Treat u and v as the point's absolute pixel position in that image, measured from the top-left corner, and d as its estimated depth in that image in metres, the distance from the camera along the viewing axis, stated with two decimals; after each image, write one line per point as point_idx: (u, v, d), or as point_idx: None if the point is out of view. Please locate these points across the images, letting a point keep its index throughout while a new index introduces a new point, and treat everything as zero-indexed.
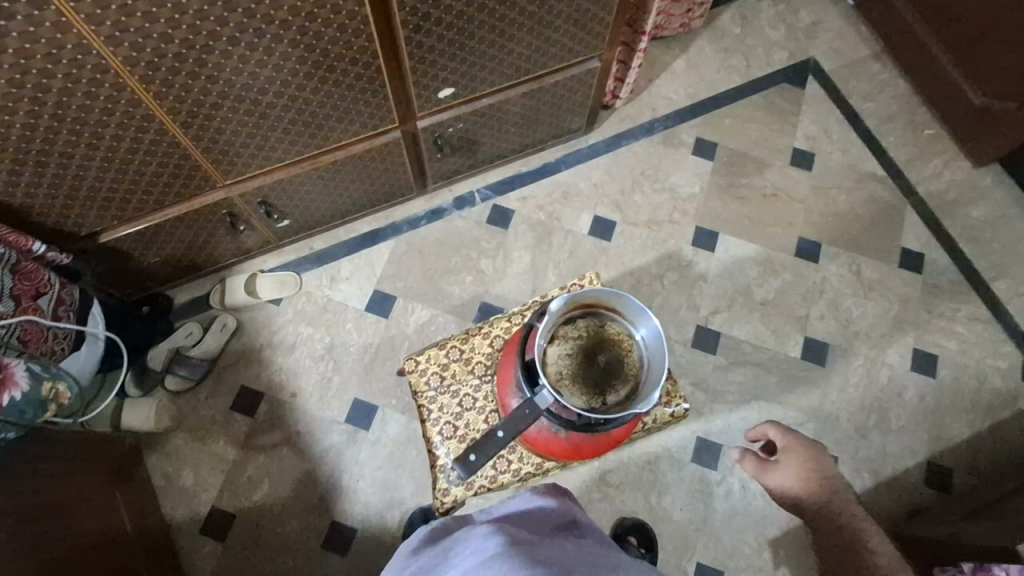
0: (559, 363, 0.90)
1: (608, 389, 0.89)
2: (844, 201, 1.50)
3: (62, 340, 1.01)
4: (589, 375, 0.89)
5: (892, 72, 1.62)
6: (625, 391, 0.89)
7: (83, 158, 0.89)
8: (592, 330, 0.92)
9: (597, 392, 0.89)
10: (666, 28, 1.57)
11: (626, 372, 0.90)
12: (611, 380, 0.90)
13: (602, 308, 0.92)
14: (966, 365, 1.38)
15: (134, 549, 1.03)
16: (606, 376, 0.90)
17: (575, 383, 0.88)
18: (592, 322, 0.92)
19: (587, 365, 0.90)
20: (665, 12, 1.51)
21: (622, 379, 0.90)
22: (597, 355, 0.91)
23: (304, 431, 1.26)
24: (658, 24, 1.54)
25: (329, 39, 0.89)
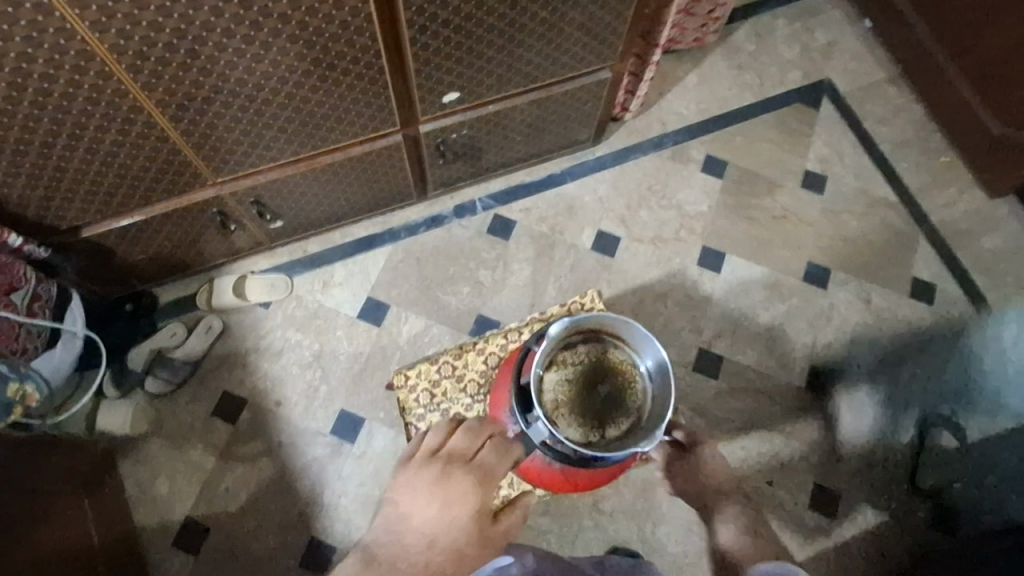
0: (556, 392, 0.86)
1: (608, 421, 0.85)
2: (855, 226, 1.46)
3: (35, 339, 0.96)
4: (587, 406, 0.86)
5: (908, 97, 1.58)
6: (626, 424, 0.85)
7: (66, 150, 0.85)
8: (593, 357, 0.88)
9: (596, 424, 0.85)
10: (678, 41, 1.53)
11: (629, 404, 0.86)
12: (612, 412, 0.86)
13: (606, 334, 0.88)
14: (976, 402, 1.33)
15: (101, 561, 0.98)
16: (605, 408, 0.86)
17: (573, 414, 0.85)
18: (594, 348, 0.88)
19: (586, 395, 0.86)
20: (678, 25, 1.47)
21: (623, 412, 0.86)
22: (597, 384, 0.87)
23: (287, 442, 1.21)
24: (670, 36, 1.50)
25: (330, 36, 0.84)
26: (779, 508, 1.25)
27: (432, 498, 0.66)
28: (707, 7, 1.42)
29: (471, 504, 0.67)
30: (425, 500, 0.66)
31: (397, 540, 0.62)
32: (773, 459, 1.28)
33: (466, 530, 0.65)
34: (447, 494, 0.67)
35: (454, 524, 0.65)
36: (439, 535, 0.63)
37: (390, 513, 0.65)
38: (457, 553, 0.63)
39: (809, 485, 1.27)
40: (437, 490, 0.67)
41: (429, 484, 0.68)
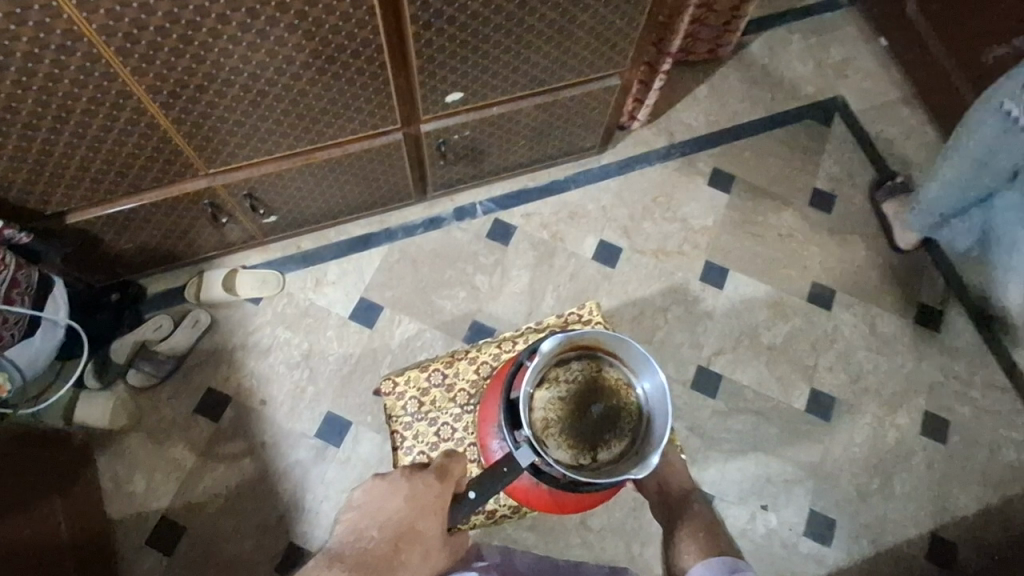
0: (547, 410, 0.83)
1: (599, 443, 0.82)
2: (862, 248, 1.43)
3: (12, 326, 0.93)
4: (579, 427, 0.82)
5: (921, 118, 1.55)
6: (619, 448, 0.82)
7: (51, 132, 0.82)
8: (587, 375, 0.84)
9: (587, 446, 0.82)
10: (691, 52, 1.50)
11: (623, 426, 0.83)
12: (604, 434, 0.82)
13: (602, 352, 0.84)
14: (979, 434, 1.30)
15: (69, 560, 0.95)
16: (598, 429, 0.82)
17: (563, 435, 0.82)
18: (589, 366, 0.85)
19: (578, 415, 0.83)
20: (691, 35, 1.44)
21: (617, 435, 0.83)
22: (590, 404, 0.83)
23: (270, 443, 1.18)
24: (683, 46, 1.47)
25: (331, 27, 0.81)
26: (773, 534, 1.21)
27: (398, 494, 0.62)
28: (722, 19, 1.39)
29: (436, 498, 0.64)
30: (390, 496, 0.61)
31: (362, 535, 0.56)
32: (769, 484, 1.24)
33: (432, 524, 0.60)
34: (411, 491, 0.63)
35: (420, 518, 0.60)
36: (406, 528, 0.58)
37: (354, 510, 0.59)
38: (424, 549, 0.58)
39: (805, 512, 1.23)
40: (403, 488, 0.63)
41: (395, 481, 0.63)
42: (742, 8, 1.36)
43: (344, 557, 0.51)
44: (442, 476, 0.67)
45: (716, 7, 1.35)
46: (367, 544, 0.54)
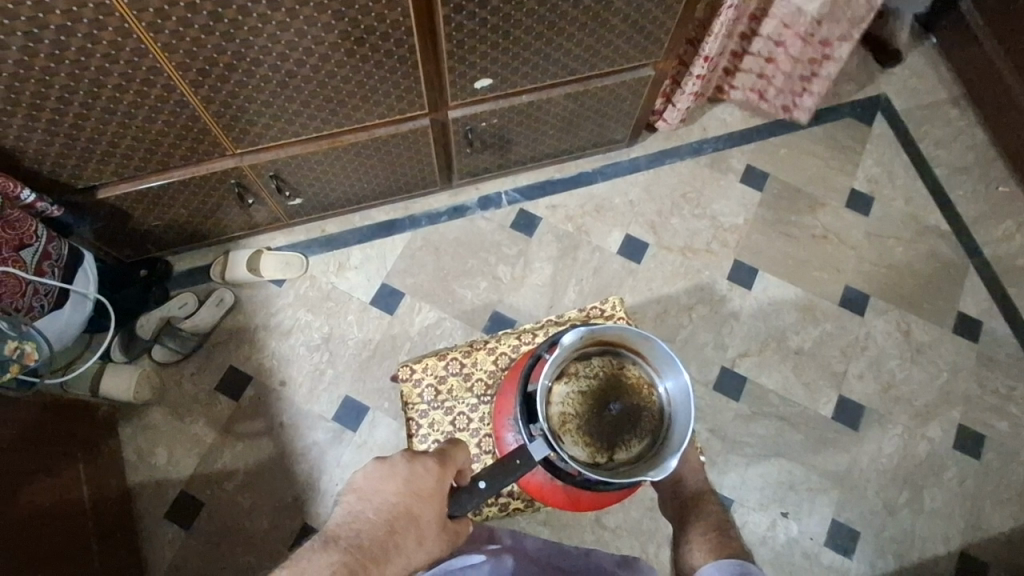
0: (565, 406, 0.81)
1: (618, 443, 0.80)
2: (901, 252, 1.38)
3: (42, 297, 0.95)
4: (597, 424, 0.80)
5: (970, 119, 1.49)
6: (638, 448, 0.80)
7: (83, 106, 0.83)
8: (608, 372, 0.82)
9: (605, 445, 0.80)
10: (766, 101, 1.41)
11: (643, 426, 0.81)
12: (623, 434, 0.80)
13: (624, 349, 0.83)
14: (1016, 450, 1.24)
15: (89, 527, 0.97)
16: (617, 427, 0.81)
17: (580, 431, 0.80)
18: (610, 363, 0.83)
19: (597, 412, 0.81)
20: (763, 77, 1.35)
21: (636, 435, 0.80)
22: (610, 402, 0.81)
23: (289, 424, 1.19)
24: (753, 86, 1.38)
25: (361, 8, 0.80)
26: (793, 542, 1.18)
27: (394, 478, 0.58)
28: (798, 71, 1.30)
29: (435, 485, 0.60)
30: (387, 478, 0.58)
31: (357, 519, 0.55)
32: (791, 491, 1.21)
33: (428, 511, 0.58)
34: (409, 475, 0.59)
35: (417, 506, 0.58)
36: (402, 519, 0.56)
37: (351, 493, 0.57)
38: (419, 536, 0.56)
39: (828, 522, 1.19)
40: (402, 471, 0.59)
41: (395, 463, 0.59)
42: (820, 66, 1.26)
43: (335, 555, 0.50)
44: (444, 459, 0.64)
45: (790, 51, 1.26)
46: (361, 538, 0.53)
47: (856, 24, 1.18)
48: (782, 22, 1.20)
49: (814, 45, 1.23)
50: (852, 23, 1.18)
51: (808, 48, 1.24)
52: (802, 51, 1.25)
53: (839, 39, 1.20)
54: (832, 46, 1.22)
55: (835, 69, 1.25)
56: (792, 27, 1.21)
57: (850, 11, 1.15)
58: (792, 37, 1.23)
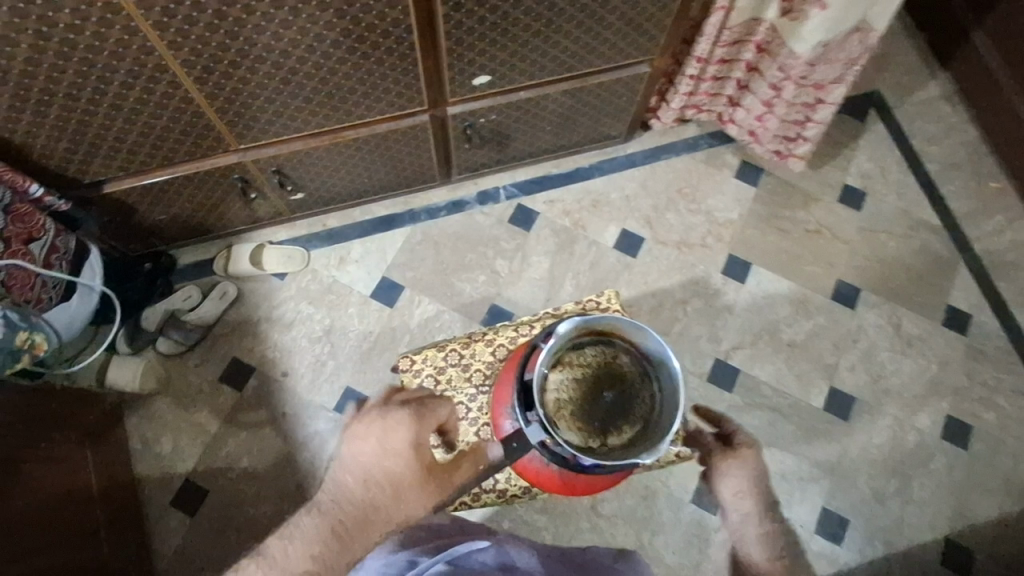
0: (560, 393, 0.83)
1: (610, 429, 0.82)
2: (892, 247, 1.40)
3: (51, 289, 0.97)
4: (590, 411, 0.82)
5: (962, 116, 1.51)
6: (630, 433, 0.82)
7: (89, 102, 0.85)
8: (601, 361, 0.85)
9: (598, 431, 0.82)
10: (756, 143, 1.38)
11: (635, 412, 0.83)
12: (616, 420, 0.83)
13: (617, 339, 0.85)
14: (1003, 441, 1.27)
15: (96, 514, 0.99)
16: (610, 414, 0.83)
17: (574, 417, 0.82)
18: (604, 352, 0.85)
19: (591, 399, 0.83)
20: (761, 119, 1.32)
21: (628, 421, 0.83)
22: (603, 389, 0.84)
23: (291, 414, 1.21)
24: (752, 128, 1.35)
25: (363, 7, 0.82)
26: None
27: (377, 440, 0.63)
28: (794, 114, 1.27)
29: (411, 435, 0.64)
30: (367, 438, 0.63)
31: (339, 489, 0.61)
32: (783, 480, 1.24)
33: (404, 463, 0.62)
34: (384, 431, 0.63)
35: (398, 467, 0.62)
36: (378, 485, 0.61)
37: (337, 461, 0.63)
38: (399, 496, 0.61)
39: (818, 510, 1.22)
40: (378, 427, 0.64)
41: (370, 424, 0.64)
42: (816, 109, 1.24)
43: (323, 525, 0.58)
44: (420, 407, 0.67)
45: (783, 95, 1.23)
46: (341, 506, 0.59)
47: (850, 66, 1.16)
48: (778, 66, 1.18)
49: (808, 88, 1.21)
50: (846, 65, 1.16)
51: (802, 91, 1.22)
52: (796, 95, 1.23)
53: (834, 80, 1.18)
54: (826, 87, 1.20)
55: (831, 111, 1.23)
56: (786, 72, 1.18)
57: (844, 53, 1.13)
58: (786, 81, 1.20)
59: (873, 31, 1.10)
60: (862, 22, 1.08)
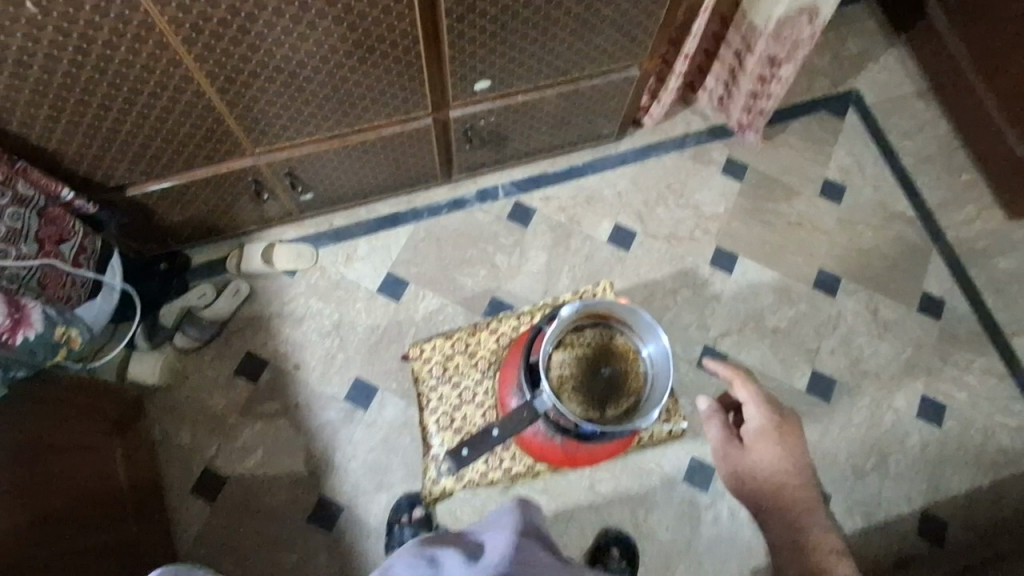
0: (563, 368, 0.91)
1: (610, 402, 0.90)
2: (870, 237, 1.48)
3: (79, 287, 1.03)
4: (591, 385, 0.90)
5: (935, 112, 1.59)
6: (627, 405, 0.90)
7: (119, 113, 0.91)
8: (599, 341, 0.92)
9: (598, 403, 0.90)
10: (726, 111, 1.49)
11: (630, 386, 0.91)
12: (614, 394, 0.90)
13: (613, 320, 0.92)
14: (974, 418, 1.36)
15: (125, 499, 1.05)
16: (609, 389, 0.90)
17: (577, 392, 0.89)
18: (601, 333, 0.93)
19: (591, 374, 0.91)
20: (728, 87, 1.44)
21: (625, 394, 0.90)
22: (602, 365, 0.92)
23: (304, 404, 1.27)
24: (722, 96, 1.48)
25: (373, 20, 0.89)
26: None
27: None
28: (753, 85, 1.38)
29: None
30: None
31: None
32: None
33: None
34: None
35: None
36: None
37: None
38: None
39: None
40: None
41: None
42: (768, 85, 1.34)
43: None
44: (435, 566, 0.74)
45: (744, 65, 1.34)
46: None
47: (799, 45, 1.24)
48: (741, 33, 1.30)
49: (763, 62, 1.30)
50: (795, 44, 1.24)
51: (760, 63, 1.31)
52: (754, 67, 1.33)
53: (784, 59, 1.27)
54: (778, 65, 1.29)
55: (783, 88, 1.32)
56: (747, 40, 1.29)
57: (793, 33, 1.22)
58: (746, 51, 1.31)
59: (821, 11, 1.18)
60: (809, 4, 1.16)
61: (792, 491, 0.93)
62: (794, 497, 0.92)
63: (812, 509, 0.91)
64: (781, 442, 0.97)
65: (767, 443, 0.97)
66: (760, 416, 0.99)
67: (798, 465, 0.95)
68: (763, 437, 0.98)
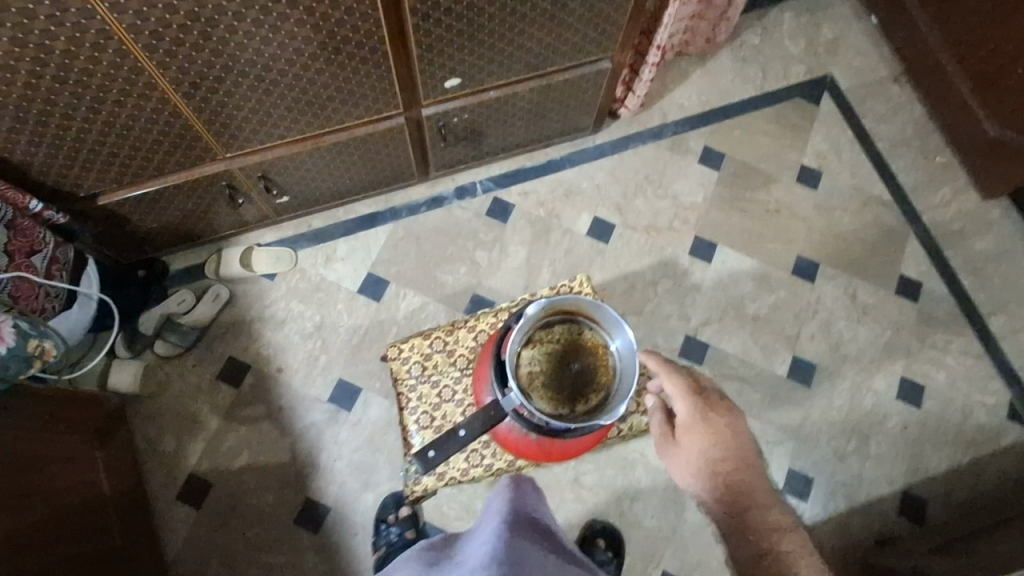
0: (532, 366, 0.93)
1: (578, 397, 0.92)
2: (848, 222, 1.49)
3: (53, 299, 1.03)
4: (560, 382, 0.92)
5: (909, 96, 1.60)
6: (595, 401, 0.93)
7: (83, 122, 0.90)
8: (568, 337, 0.95)
9: (567, 400, 0.92)
10: (690, 46, 1.54)
11: (598, 382, 0.93)
12: (583, 389, 0.93)
13: (582, 316, 0.95)
14: (952, 398, 1.38)
15: (109, 508, 1.05)
16: (578, 384, 0.93)
17: (545, 388, 0.92)
18: (570, 329, 0.95)
19: (559, 371, 0.93)
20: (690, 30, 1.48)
21: (593, 389, 0.93)
22: (570, 362, 0.94)
23: (287, 407, 1.27)
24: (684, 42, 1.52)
25: (337, 21, 0.88)
26: None
27: None
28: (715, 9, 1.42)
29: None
30: None
31: None
32: None
33: None
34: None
35: None
36: None
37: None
38: None
39: (785, 470, 1.32)
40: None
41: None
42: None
43: None
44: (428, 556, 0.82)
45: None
46: None
47: None
48: None
49: None
50: None
51: None
52: None
53: None
54: None
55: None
56: None
57: None
58: None
59: None
60: None
61: (731, 477, 0.80)
62: (736, 488, 0.79)
63: (755, 494, 0.79)
64: (714, 431, 0.82)
65: (701, 435, 0.82)
66: (688, 406, 0.84)
67: (734, 451, 0.81)
68: (695, 430, 0.83)
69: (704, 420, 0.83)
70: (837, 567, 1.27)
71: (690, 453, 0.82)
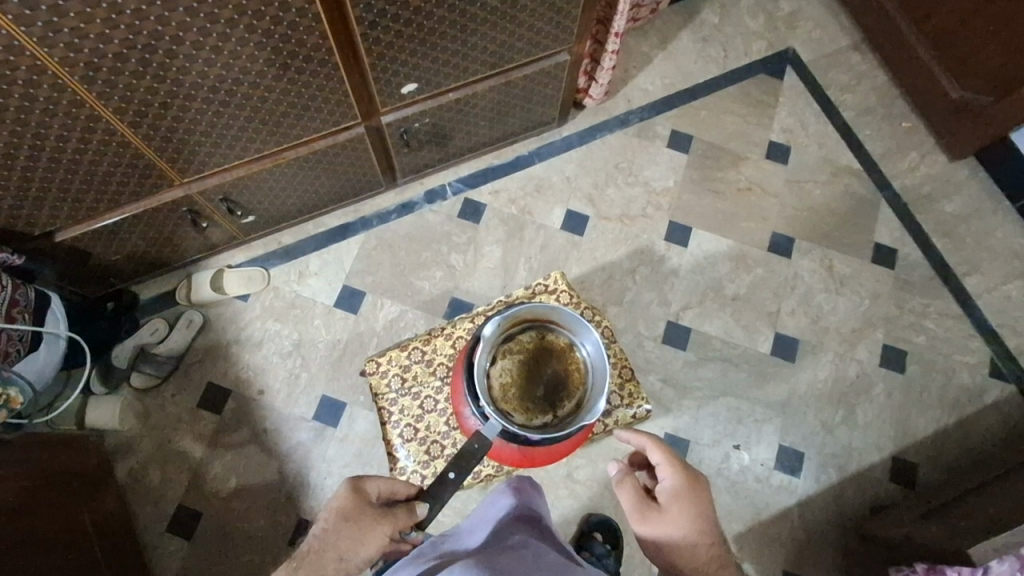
0: (503, 377, 0.96)
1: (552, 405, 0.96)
2: (819, 194, 1.49)
3: (17, 342, 1.02)
4: (533, 390, 0.96)
5: (871, 63, 1.60)
6: (570, 405, 0.96)
7: (29, 160, 0.88)
8: (537, 346, 0.99)
9: (542, 408, 0.96)
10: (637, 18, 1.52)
11: (572, 386, 0.97)
12: (555, 397, 0.97)
13: (549, 323, 0.98)
14: (934, 360, 1.39)
15: (99, 549, 1.04)
16: (551, 391, 0.97)
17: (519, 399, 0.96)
18: (538, 338, 0.99)
19: (531, 380, 0.97)
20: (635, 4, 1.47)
21: (566, 396, 0.97)
22: (541, 370, 0.98)
23: (271, 429, 1.26)
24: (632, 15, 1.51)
25: (280, 37, 0.86)
26: (746, 470, 1.31)
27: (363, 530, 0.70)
28: None
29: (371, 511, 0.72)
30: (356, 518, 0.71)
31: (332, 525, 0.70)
32: (740, 424, 1.33)
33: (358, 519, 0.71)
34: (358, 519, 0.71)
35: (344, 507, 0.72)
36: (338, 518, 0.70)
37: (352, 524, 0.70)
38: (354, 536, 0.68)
39: (775, 447, 1.32)
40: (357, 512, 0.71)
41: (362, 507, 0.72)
42: None
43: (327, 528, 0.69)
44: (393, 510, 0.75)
45: None
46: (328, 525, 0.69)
47: None
48: None
49: None
50: None
51: None
52: None
53: None
54: None
55: None
56: None
57: None
58: None
59: None
60: None
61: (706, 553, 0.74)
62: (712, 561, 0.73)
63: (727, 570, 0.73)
64: (697, 504, 0.77)
65: (678, 506, 0.77)
66: (672, 473, 0.79)
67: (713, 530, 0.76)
68: (676, 500, 0.77)
69: (686, 493, 0.77)
70: (834, 539, 1.28)
71: (668, 521, 0.76)
